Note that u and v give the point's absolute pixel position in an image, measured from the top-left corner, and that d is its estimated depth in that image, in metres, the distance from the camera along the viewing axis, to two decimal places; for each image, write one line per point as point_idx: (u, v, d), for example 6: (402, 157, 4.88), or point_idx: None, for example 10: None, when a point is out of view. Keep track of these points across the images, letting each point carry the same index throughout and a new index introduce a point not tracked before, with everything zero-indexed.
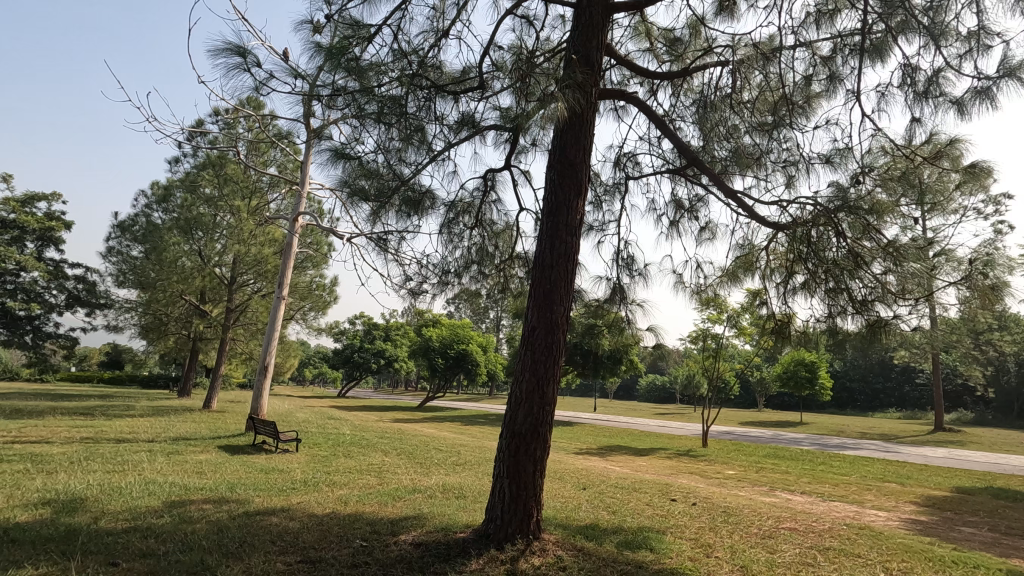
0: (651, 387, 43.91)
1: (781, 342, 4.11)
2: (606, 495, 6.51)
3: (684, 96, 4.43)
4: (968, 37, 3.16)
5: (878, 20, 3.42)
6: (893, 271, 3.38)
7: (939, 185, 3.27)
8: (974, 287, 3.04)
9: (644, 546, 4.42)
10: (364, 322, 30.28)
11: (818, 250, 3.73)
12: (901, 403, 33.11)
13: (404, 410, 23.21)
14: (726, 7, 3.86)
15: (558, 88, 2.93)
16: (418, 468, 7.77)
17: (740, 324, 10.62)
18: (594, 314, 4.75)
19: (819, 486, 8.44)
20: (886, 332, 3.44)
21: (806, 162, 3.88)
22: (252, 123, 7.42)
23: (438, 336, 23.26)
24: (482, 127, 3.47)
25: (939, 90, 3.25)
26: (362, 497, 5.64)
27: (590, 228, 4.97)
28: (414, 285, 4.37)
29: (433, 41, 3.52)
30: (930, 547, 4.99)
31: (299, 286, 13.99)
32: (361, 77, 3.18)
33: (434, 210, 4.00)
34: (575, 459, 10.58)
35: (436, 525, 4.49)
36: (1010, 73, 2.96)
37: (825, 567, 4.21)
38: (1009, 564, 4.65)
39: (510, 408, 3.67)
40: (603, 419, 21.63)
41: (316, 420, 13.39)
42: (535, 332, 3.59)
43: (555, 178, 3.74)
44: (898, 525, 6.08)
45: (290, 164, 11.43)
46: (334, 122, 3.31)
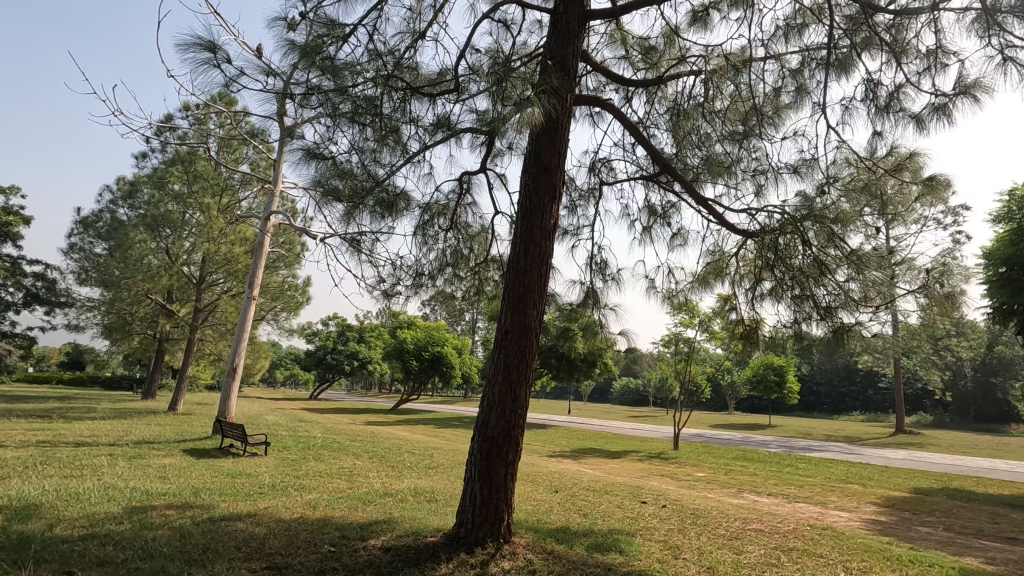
0: (625, 390, 44.41)
1: (750, 347, 4.20)
2: (578, 498, 6.55)
3: (658, 104, 4.50)
4: (927, 55, 3.30)
5: (843, 36, 3.53)
6: (856, 279, 3.50)
7: (899, 197, 3.39)
8: (932, 296, 3.16)
9: (615, 548, 4.47)
10: (337, 324, 29.86)
11: (785, 257, 3.83)
12: (865, 407, 34.13)
13: (377, 412, 22.94)
14: (700, 17, 3.93)
15: (534, 93, 2.95)
16: (390, 471, 7.71)
17: (711, 329, 10.82)
18: (568, 318, 4.76)
19: (785, 488, 8.64)
20: (850, 337, 3.56)
21: (774, 171, 3.99)
22: (223, 120, 7.28)
23: (413, 337, 23.09)
24: (458, 129, 3.45)
25: (899, 105, 3.38)
26: (331, 501, 5.57)
27: (565, 232, 5.01)
28: (388, 287, 4.32)
29: (410, 43, 3.51)
30: (888, 546, 5.16)
31: (270, 286, 13.75)
32: (336, 76, 3.15)
33: (409, 212, 3.97)
34: (548, 462, 10.63)
35: (406, 529, 4.46)
36: (966, 91, 3.09)
37: (788, 567, 4.32)
38: (961, 563, 4.84)
39: (482, 411, 3.67)
40: (578, 422, 21.73)
41: (286, 423, 13.15)
42: (509, 335, 3.60)
43: (530, 182, 3.76)
44: (859, 525, 6.27)
45: (263, 161, 11.24)
46: (307, 121, 3.26)
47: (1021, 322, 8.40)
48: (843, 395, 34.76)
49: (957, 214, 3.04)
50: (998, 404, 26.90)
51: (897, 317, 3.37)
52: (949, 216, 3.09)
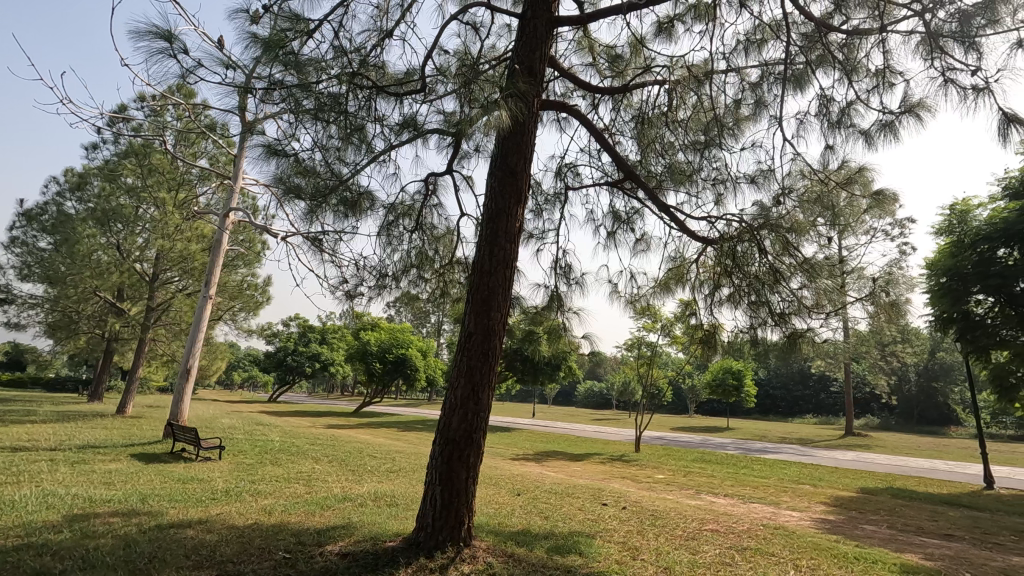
0: (589, 394, 44.83)
1: (709, 351, 4.31)
2: (540, 501, 6.57)
3: (624, 111, 4.58)
4: (876, 74, 3.46)
5: (799, 52, 3.67)
6: (809, 287, 3.65)
7: (849, 209, 3.53)
8: (879, 304, 3.31)
9: (575, 550, 4.51)
10: (299, 324, 29.17)
11: (743, 264, 3.95)
12: (818, 410, 35.41)
13: (339, 415, 22.52)
14: (665, 28, 4.02)
15: (501, 96, 2.96)
16: (350, 475, 7.57)
17: (673, 333, 11.04)
18: (533, 321, 4.77)
19: (741, 489, 8.88)
20: (803, 342, 3.70)
21: (733, 181, 4.11)
22: (181, 112, 7.03)
23: (376, 339, 22.74)
24: (425, 129, 3.40)
25: (850, 121, 3.53)
26: (287, 507, 5.43)
27: (530, 236, 5.03)
28: (351, 288, 4.25)
29: (377, 41, 3.46)
30: (835, 544, 5.36)
31: (228, 285, 13.33)
32: (301, 71, 3.07)
33: (373, 211, 3.92)
34: (511, 465, 10.62)
35: (365, 534, 4.38)
36: (910, 110, 3.26)
37: (741, 566, 4.42)
38: (903, 559, 5.06)
39: (444, 414, 3.65)
40: (543, 425, 21.82)
41: (243, 426, 12.78)
42: (472, 338, 3.59)
43: (495, 185, 3.76)
44: (809, 525, 6.49)
45: (223, 156, 10.91)
46: (268, 117, 3.17)
47: (959, 331, 8.87)
48: (797, 398, 35.98)
49: (904, 226, 3.20)
50: (939, 408, 28.33)
51: (847, 323, 3.52)
52: (896, 228, 3.24)
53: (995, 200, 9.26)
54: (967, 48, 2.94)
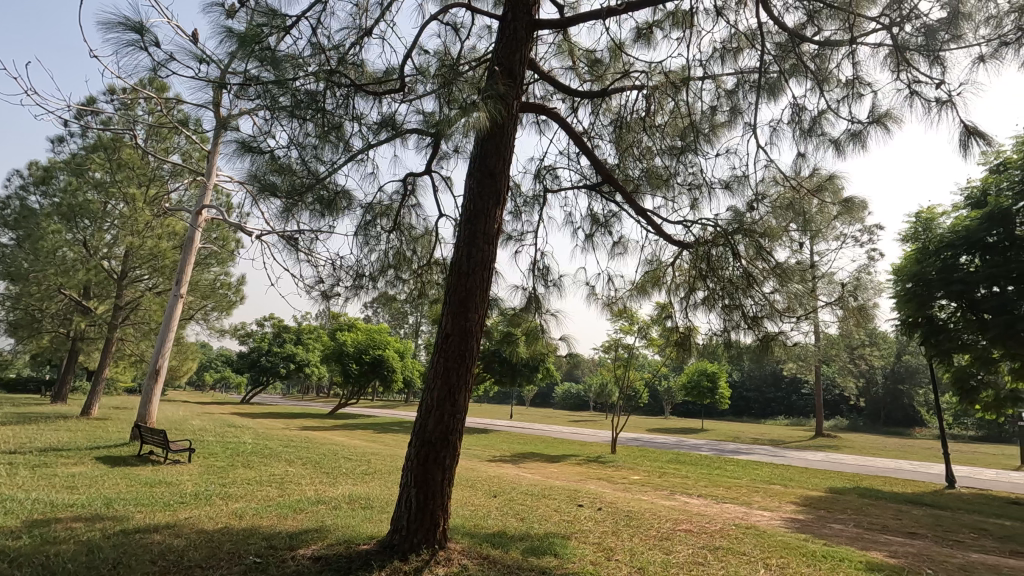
0: (567, 396, 44.99)
1: (684, 353, 4.36)
2: (516, 502, 6.58)
3: (603, 115, 4.62)
4: (846, 85, 3.55)
5: (773, 62, 3.76)
6: (780, 291, 3.74)
7: (821, 216, 3.62)
8: (847, 309, 3.41)
9: (550, 552, 4.51)
10: (273, 324, 28.66)
11: (717, 268, 4.03)
12: (789, 411, 36.14)
13: (314, 417, 22.20)
14: (643, 34, 4.08)
15: (480, 97, 2.95)
16: (324, 478, 7.46)
17: (649, 336, 11.16)
18: (511, 323, 4.78)
19: (714, 490, 9.02)
20: (774, 345, 3.79)
21: (708, 186, 4.18)
22: (153, 106, 6.86)
23: (353, 340, 22.47)
24: (404, 129, 3.38)
25: (821, 129, 3.62)
26: (258, 510, 5.33)
27: (509, 237, 5.03)
28: (327, 287, 4.20)
29: (355, 39, 3.42)
30: (804, 543, 5.47)
31: (200, 284, 13.04)
32: (277, 67, 3.01)
33: (350, 211, 3.88)
34: (487, 466, 10.61)
35: (338, 537, 4.33)
36: (878, 120, 3.36)
37: (713, 566, 4.48)
38: (868, 557, 5.20)
39: (420, 416, 3.63)
40: (520, 427, 21.84)
41: (213, 428, 12.51)
42: (449, 339, 3.58)
43: (474, 186, 3.76)
44: (779, 524, 6.63)
45: (197, 152, 10.67)
46: (243, 113, 3.11)
47: (925, 334, 9.15)
48: (770, 400, 36.70)
49: (872, 233, 3.29)
50: (905, 409, 29.18)
51: (817, 327, 3.61)
52: (865, 235, 3.33)
53: (958, 208, 9.61)
54: (931, 61, 3.05)
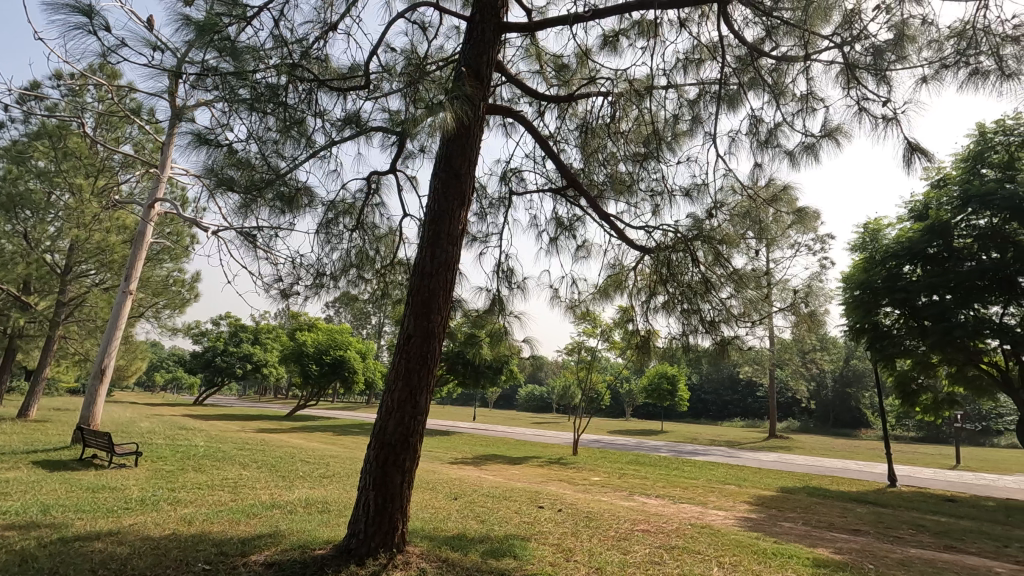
0: (530, 397, 45.20)
1: (646, 356, 4.42)
2: (476, 504, 6.56)
3: (569, 120, 4.67)
4: (801, 99, 3.69)
5: (733, 74, 3.87)
6: (736, 297, 3.87)
7: (776, 225, 3.74)
8: (798, 315, 3.54)
9: (509, 553, 4.52)
10: (229, 323, 27.76)
11: (677, 273, 4.12)
12: (745, 413, 37.24)
13: (271, 418, 21.59)
14: (610, 42, 4.14)
15: (446, 98, 2.93)
16: (280, 481, 7.27)
17: (611, 338, 11.33)
18: (475, 324, 4.76)
19: (671, 490, 9.21)
20: (731, 349, 3.90)
21: (670, 193, 4.28)
22: (103, 93, 6.55)
23: (313, 340, 21.97)
24: (368, 126, 3.32)
25: (777, 141, 3.75)
26: (209, 516, 5.15)
27: (473, 238, 5.01)
28: (286, 286, 4.09)
29: (320, 33, 3.36)
30: (755, 541, 5.64)
31: (152, 281, 12.50)
32: (236, 58, 2.92)
33: (311, 208, 3.80)
34: (449, 468, 10.53)
35: (293, 542, 4.22)
36: (829, 134, 3.50)
37: (669, 565, 4.57)
38: (815, 553, 5.40)
39: (380, 418, 3.57)
40: (483, 429, 21.80)
41: (163, 431, 12.02)
42: (411, 340, 3.54)
43: (439, 187, 3.73)
44: (732, 523, 6.82)
45: (150, 143, 10.22)
46: (199, 104, 3.00)
47: (870, 340, 9.57)
48: (726, 403, 37.75)
49: (824, 242, 3.42)
50: (852, 411, 30.52)
51: (772, 332, 3.73)
52: (817, 244, 3.46)
53: (902, 220, 10.11)
54: (879, 80, 3.20)
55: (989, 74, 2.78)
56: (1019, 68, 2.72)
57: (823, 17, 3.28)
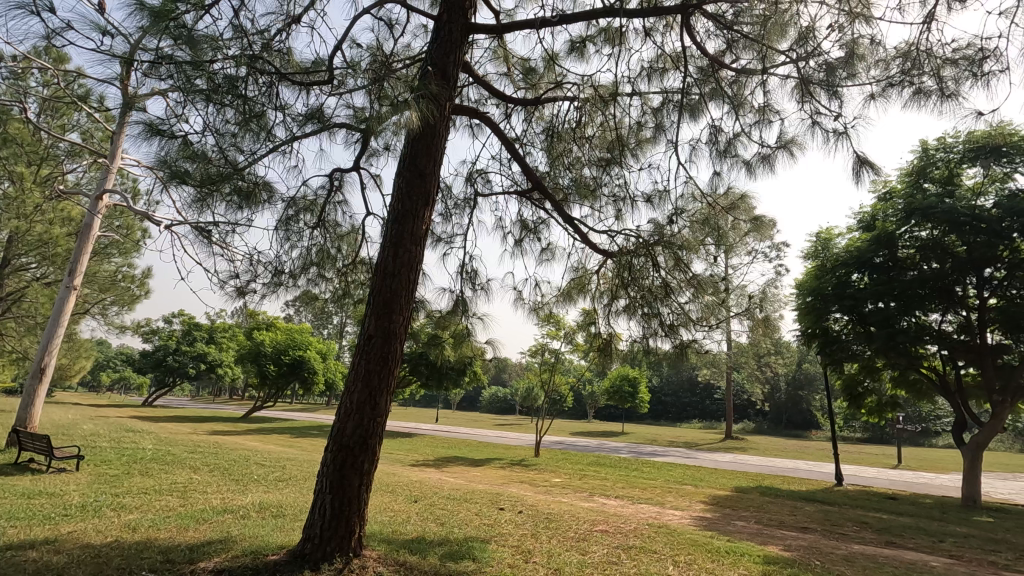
0: (493, 399, 45.19)
1: (607, 359, 4.47)
2: (437, 507, 6.50)
3: (535, 123, 4.69)
4: (759, 111, 3.81)
5: (695, 84, 3.98)
6: (695, 301, 3.97)
7: (733, 232, 3.85)
8: (753, 320, 3.67)
9: (468, 556, 4.50)
10: (182, 321, 26.72)
11: (638, 277, 4.19)
12: (703, 415, 38.18)
13: (225, 420, 20.86)
14: (577, 48, 4.18)
15: (412, 96, 2.90)
16: (233, 485, 7.03)
17: (574, 341, 11.44)
18: (438, 326, 4.72)
19: (630, 491, 9.36)
20: (689, 352, 4.01)
21: (632, 199, 4.35)
22: (48, 77, 6.21)
23: (272, 340, 21.39)
24: (331, 122, 3.24)
25: (735, 151, 3.86)
26: (154, 522, 4.93)
27: (438, 239, 4.97)
28: (242, 284, 3.97)
29: (282, 26, 3.26)
30: (710, 540, 5.78)
31: (98, 276, 11.91)
32: (193, 47, 2.80)
33: (270, 204, 3.70)
34: (409, 471, 10.39)
35: (244, 548, 4.09)
36: (785, 146, 3.63)
37: (626, 564, 4.63)
38: (766, 551, 5.57)
39: (339, 420, 3.51)
40: (446, 431, 21.65)
41: (108, 433, 11.45)
42: (371, 341, 3.49)
43: (403, 186, 3.69)
44: (689, 522, 6.98)
45: (99, 132, 9.72)
46: (151, 93, 2.87)
47: (821, 344, 9.95)
48: (685, 405, 38.60)
49: (779, 250, 3.55)
50: (803, 413, 31.71)
51: (729, 336, 3.84)
52: (772, 251, 3.58)
53: (851, 230, 10.57)
54: (831, 94, 3.33)
55: (931, 94, 2.94)
56: (958, 89, 2.89)
57: (780, 33, 3.39)
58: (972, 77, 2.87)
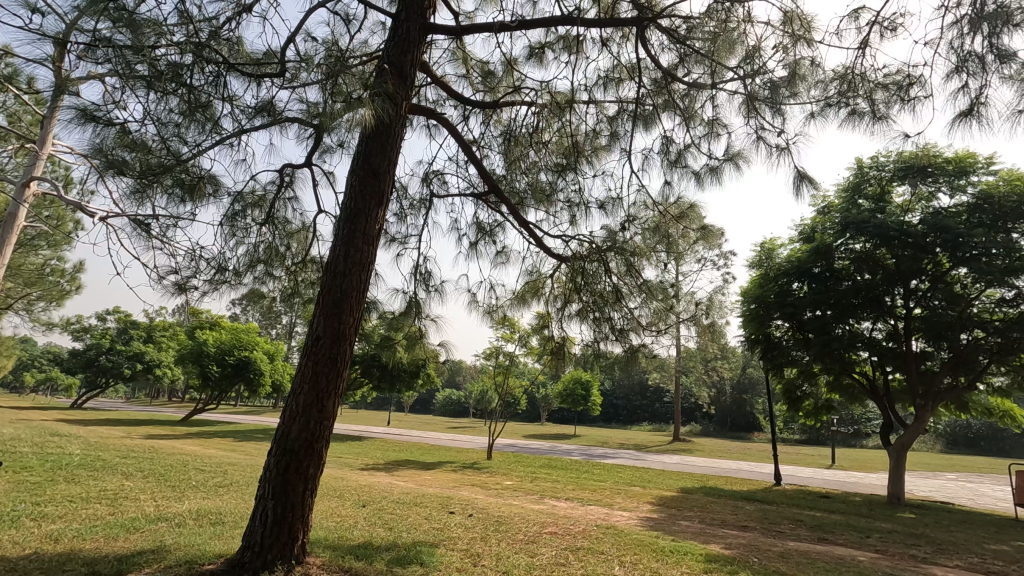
0: (447, 401, 44.91)
1: (560, 362, 4.50)
2: (385, 511, 6.39)
3: (493, 126, 4.70)
4: (708, 123, 3.95)
5: (649, 96, 4.10)
6: (644, 307, 4.07)
7: (683, 240, 3.98)
8: (698, 326, 3.80)
9: (415, 560, 4.44)
10: (117, 319, 25.25)
11: (591, 283, 4.26)
12: (652, 417, 39.10)
13: (162, 423, 19.85)
14: (535, 54, 4.23)
15: (367, 94, 2.87)
16: (169, 492, 6.69)
17: (528, 343, 11.49)
18: (391, 327, 4.65)
19: (580, 492, 9.48)
20: (638, 356, 4.12)
21: (586, 205, 4.43)
22: None
23: (215, 340, 20.49)
24: (282, 116, 3.14)
25: (684, 162, 4.00)
26: (80, 532, 4.63)
27: (392, 239, 4.90)
28: (183, 279, 3.80)
29: (232, 14, 3.14)
30: (655, 540, 5.92)
31: (24, 269, 11.09)
32: (134, 31, 2.65)
33: (216, 198, 3.57)
34: (358, 475, 10.18)
35: (178, 558, 3.90)
36: (731, 159, 3.78)
37: (573, 566, 4.69)
38: (707, 550, 5.75)
39: (283, 423, 3.40)
40: (398, 433, 21.31)
41: (29, 437, 10.68)
42: (320, 341, 3.40)
43: (355, 185, 3.62)
44: (636, 523, 7.14)
45: (27, 115, 9.05)
46: (86, 76, 2.71)
47: (764, 349, 10.39)
48: (636, 408, 39.45)
49: (725, 257, 3.70)
50: (746, 416, 32.99)
51: (679, 340, 3.95)
52: (720, 259, 3.73)
53: (792, 241, 11.10)
54: (775, 112, 3.49)
55: (864, 115, 3.12)
56: (887, 112, 3.08)
57: (728, 50, 3.53)
58: (900, 101, 3.07)
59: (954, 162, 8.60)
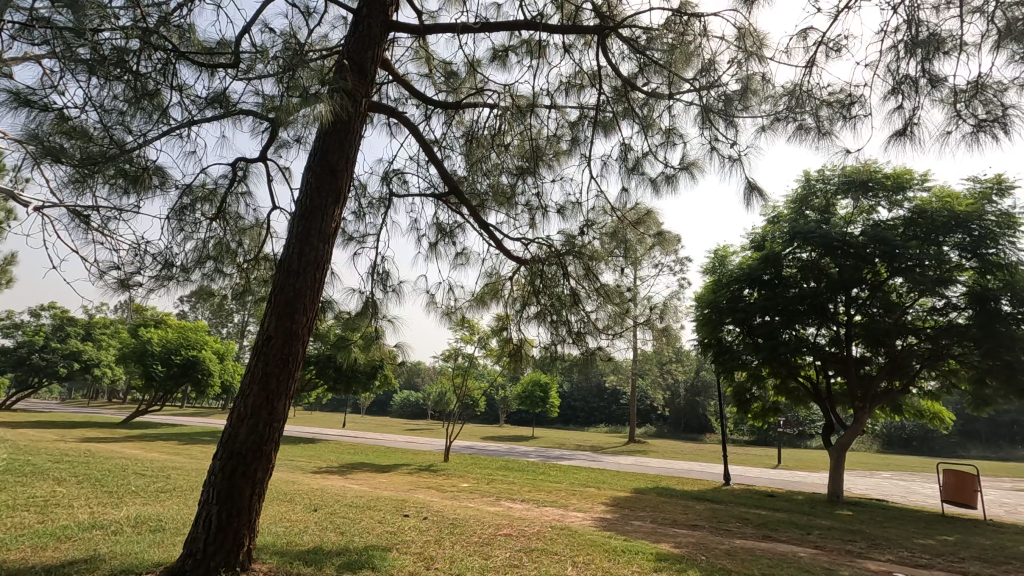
0: (405, 403, 44.34)
1: (520, 363, 4.51)
2: (338, 515, 6.27)
3: (455, 127, 4.70)
4: (665, 132, 4.05)
5: (609, 103, 4.18)
6: (600, 310, 4.14)
7: (640, 245, 4.07)
8: (653, 330, 3.90)
9: (367, 565, 4.37)
10: (52, 315, 23.77)
11: (550, 286, 4.30)
12: (609, 419, 39.68)
13: (100, 426, 18.81)
14: (499, 56, 4.24)
15: (324, 90, 2.79)
16: (106, 498, 6.35)
17: (488, 345, 11.49)
18: (347, 327, 4.55)
19: (537, 494, 9.54)
20: (595, 358, 4.19)
21: (545, 209, 4.48)
22: None
23: (161, 339, 19.57)
24: (235, 109, 3.04)
25: (642, 169, 4.09)
26: (4, 541, 4.35)
27: (349, 238, 4.82)
28: (126, 275, 3.63)
29: (184, 1, 3.02)
30: (608, 540, 6.02)
31: None
32: (75, 12, 2.52)
33: (162, 190, 3.42)
34: (311, 478, 9.94)
35: (114, 567, 3.72)
36: (686, 167, 3.89)
37: (527, 567, 4.72)
38: (658, 549, 5.90)
39: (230, 425, 3.29)
40: (353, 436, 20.89)
41: None
42: (270, 341, 3.31)
43: (312, 182, 3.55)
44: (590, 523, 7.25)
45: None
46: (20, 57, 2.57)
47: (716, 353, 10.73)
48: (593, 410, 39.98)
49: (680, 263, 3.82)
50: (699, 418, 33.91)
51: (636, 343, 4.03)
52: (676, 265, 3.86)
53: (743, 249, 11.50)
54: (728, 123, 3.61)
55: (810, 130, 3.28)
56: (831, 128, 3.24)
57: (685, 62, 3.64)
58: (843, 119, 3.24)
59: (892, 178, 9.10)
